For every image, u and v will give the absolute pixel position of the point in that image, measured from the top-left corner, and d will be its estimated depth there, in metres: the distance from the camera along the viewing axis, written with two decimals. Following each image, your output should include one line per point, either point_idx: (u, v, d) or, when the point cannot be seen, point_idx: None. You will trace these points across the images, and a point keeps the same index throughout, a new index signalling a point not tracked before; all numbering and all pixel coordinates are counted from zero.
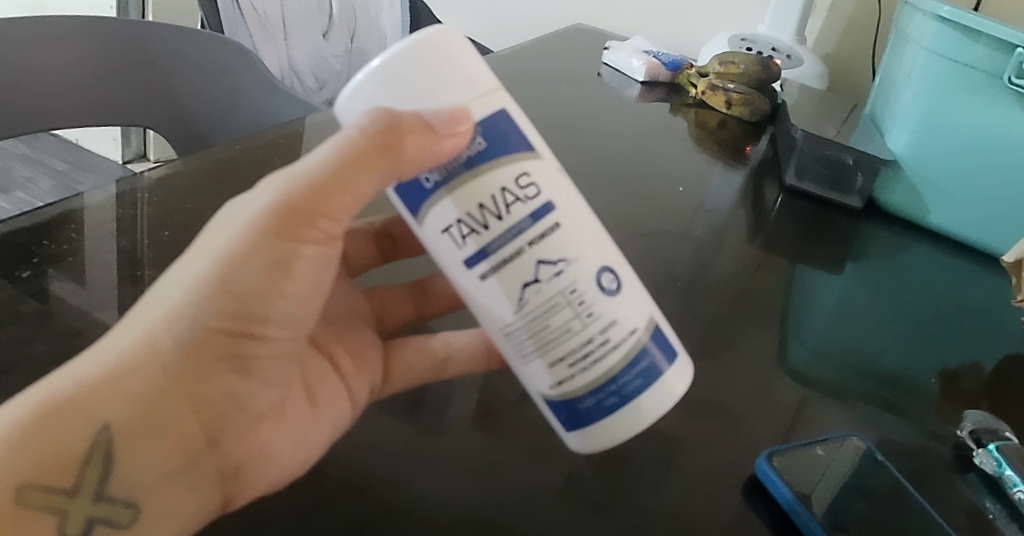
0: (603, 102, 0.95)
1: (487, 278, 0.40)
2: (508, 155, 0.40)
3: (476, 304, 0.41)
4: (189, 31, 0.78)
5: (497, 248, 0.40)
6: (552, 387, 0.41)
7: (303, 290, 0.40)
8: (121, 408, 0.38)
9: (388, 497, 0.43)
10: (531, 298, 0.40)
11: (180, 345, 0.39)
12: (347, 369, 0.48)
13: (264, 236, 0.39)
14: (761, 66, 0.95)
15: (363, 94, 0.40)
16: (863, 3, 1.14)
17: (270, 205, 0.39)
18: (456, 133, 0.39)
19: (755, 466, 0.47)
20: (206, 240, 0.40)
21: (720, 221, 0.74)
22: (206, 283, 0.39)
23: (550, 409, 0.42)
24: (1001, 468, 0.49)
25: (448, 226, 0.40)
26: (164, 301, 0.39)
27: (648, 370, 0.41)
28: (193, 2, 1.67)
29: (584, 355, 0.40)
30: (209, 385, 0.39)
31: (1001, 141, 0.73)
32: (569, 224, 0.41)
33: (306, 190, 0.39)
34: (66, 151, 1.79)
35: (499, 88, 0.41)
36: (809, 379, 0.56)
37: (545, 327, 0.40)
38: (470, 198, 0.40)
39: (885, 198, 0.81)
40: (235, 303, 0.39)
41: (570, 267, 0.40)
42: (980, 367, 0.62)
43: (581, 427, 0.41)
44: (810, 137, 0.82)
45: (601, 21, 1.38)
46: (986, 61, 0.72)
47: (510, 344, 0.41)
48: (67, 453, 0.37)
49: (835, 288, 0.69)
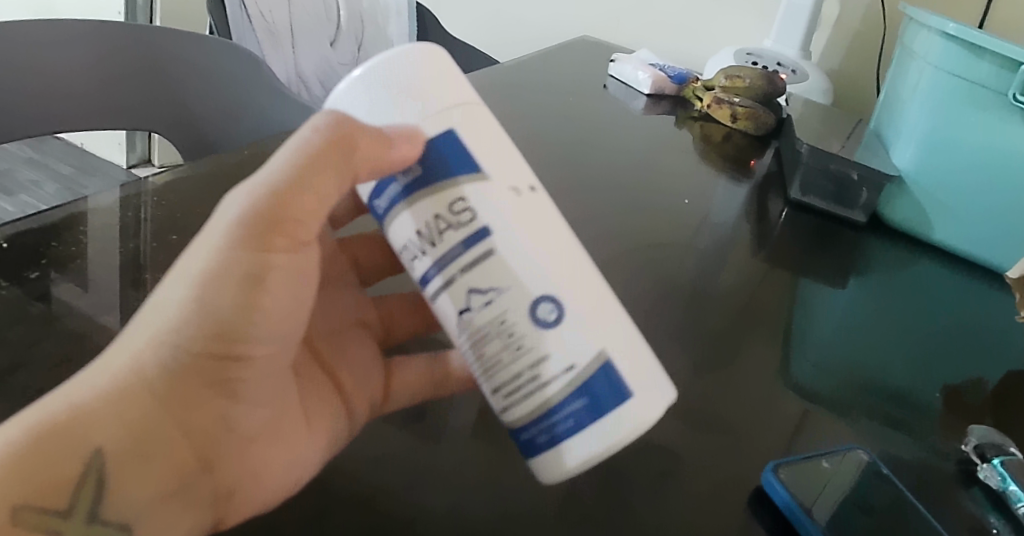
0: (609, 114, 0.95)
1: (433, 302, 0.41)
2: (452, 177, 0.40)
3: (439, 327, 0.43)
4: (197, 36, 0.79)
5: (434, 275, 0.41)
6: (499, 413, 0.42)
7: (283, 306, 0.40)
8: (113, 432, 0.37)
9: (393, 505, 0.43)
10: (467, 325, 0.41)
11: (167, 370, 0.38)
12: (352, 385, 0.47)
13: (232, 255, 0.38)
14: (766, 80, 0.96)
15: (335, 103, 0.42)
16: (869, 18, 1.15)
17: (234, 220, 0.39)
18: (404, 148, 0.40)
19: (762, 477, 0.47)
20: (184, 262, 0.40)
21: (724, 234, 0.74)
22: (188, 306, 0.39)
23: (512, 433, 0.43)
24: (1006, 483, 0.49)
25: (401, 249, 0.42)
26: (150, 327, 0.39)
27: (581, 412, 0.40)
28: (200, 8, 1.68)
29: (515, 387, 0.40)
30: (198, 410, 0.39)
31: (1005, 157, 0.73)
32: (504, 251, 0.40)
33: (257, 203, 0.39)
34: (73, 156, 1.80)
35: (469, 104, 0.41)
36: (813, 393, 0.56)
37: (482, 355, 0.41)
38: (418, 219, 0.41)
39: (890, 213, 0.81)
40: (216, 324, 0.38)
41: (500, 296, 0.40)
42: (984, 382, 0.62)
43: (529, 459, 0.42)
44: (815, 151, 0.82)
45: (607, 33, 1.39)
46: (992, 78, 0.72)
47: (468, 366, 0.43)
48: (59, 476, 0.37)
49: (839, 301, 0.69)
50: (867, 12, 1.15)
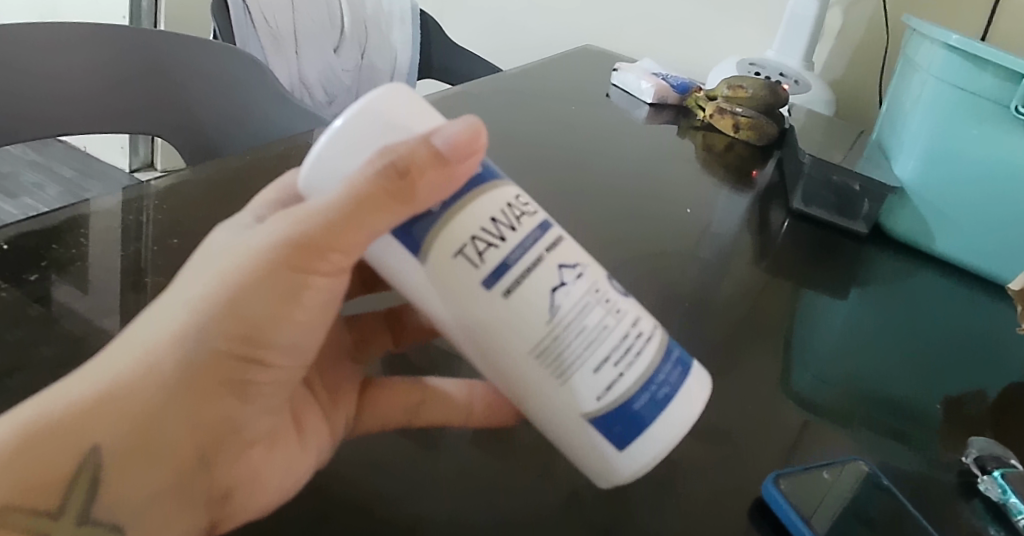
0: (612, 124, 0.96)
1: (511, 293, 0.39)
2: (502, 181, 0.41)
3: (506, 324, 0.39)
4: (202, 41, 0.79)
5: (517, 259, 0.39)
6: (599, 396, 0.40)
7: (311, 317, 0.39)
8: (117, 431, 0.36)
9: (393, 511, 0.43)
10: (562, 302, 0.39)
11: (182, 369, 0.37)
12: (327, 402, 0.46)
13: (284, 266, 0.37)
14: (768, 90, 0.96)
15: (336, 162, 0.39)
16: (871, 29, 1.15)
17: (285, 232, 0.38)
18: (468, 157, 0.39)
19: (761, 489, 0.47)
20: (211, 259, 0.39)
21: (725, 243, 0.74)
22: (214, 304, 0.37)
23: (597, 430, 0.40)
24: (1006, 495, 0.49)
25: (463, 246, 0.39)
26: (167, 321, 0.37)
27: (678, 360, 0.42)
28: (204, 14, 1.69)
29: (625, 350, 0.40)
30: (207, 412, 0.38)
31: (1007, 168, 0.73)
32: (569, 237, 0.41)
33: (324, 222, 0.37)
34: (75, 159, 1.80)
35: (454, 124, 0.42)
36: (814, 405, 0.56)
37: (583, 329, 0.40)
38: (479, 215, 0.39)
39: (892, 224, 0.82)
40: (243, 326, 0.37)
41: (586, 271, 0.41)
42: (984, 394, 0.62)
43: (634, 435, 0.40)
44: (816, 163, 0.82)
45: (610, 42, 1.39)
46: (993, 90, 0.72)
47: (546, 364, 0.40)
48: (53, 474, 0.36)
49: (840, 312, 0.69)
50: (870, 22, 1.15)
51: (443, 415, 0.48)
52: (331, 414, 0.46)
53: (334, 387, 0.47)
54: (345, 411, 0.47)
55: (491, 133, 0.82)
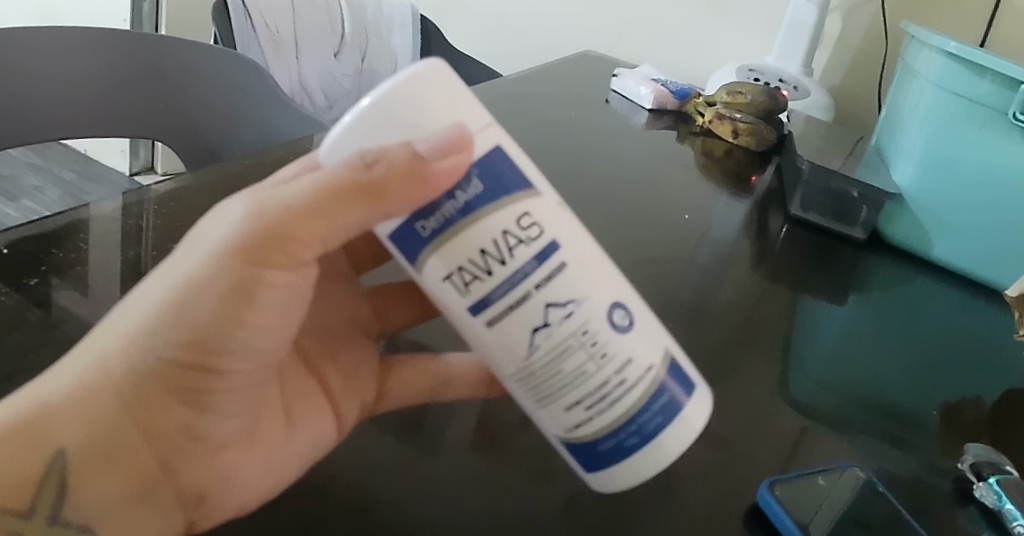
0: (611, 129, 0.96)
1: (492, 324, 0.39)
2: (509, 197, 0.39)
3: (488, 351, 0.40)
4: (203, 46, 0.79)
5: (502, 294, 0.39)
6: (568, 431, 0.41)
7: (267, 319, 0.39)
8: (74, 437, 0.38)
9: (390, 515, 0.43)
10: (542, 343, 0.39)
11: (135, 374, 0.38)
12: (342, 387, 0.48)
13: (238, 264, 0.37)
14: (768, 97, 0.96)
15: (351, 137, 0.38)
16: (871, 36, 1.16)
17: (230, 235, 0.38)
18: (450, 157, 0.37)
19: (756, 495, 0.47)
20: (171, 261, 0.39)
21: (723, 249, 0.75)
22: (166, 306, 0.38)
23: (568, 453, 0.42)
24: (1001, 501, 0.50)
25: (449, 274, 0.39)
26: (121, 327, 0.39)
27: (665, 406, 0.41)
28: (205, 18, 1.70)
29: (599, 397, 0.40)
30: (162, 418, 0.39)
31: (1006, 175, 0.73)
32: (575, 263, 0.39)
33: (282, 215, 0.37)
34: (75, 162, 1.81)
35: (493, 125, 0.39)
36: (811, 410, 0.56)
37: (560, 371, 0.39)
38: (467, 247, 0.38)
39: (889, 230, 0.82)
40: (192, 332, 0.38)
41: (579, 308, 0.39)
42: (981, 401, 0.62)
43: (600, 468, 0.41)
44: (815, 169, 0.83)
45: (610, 47, 1.40)
46: (991, 97, 0.73)
47: (523, 390, 0.41)
48: (21, 477, 0.38)
49: (837, 318, 0.69)
50: (869, 28, 1.16)
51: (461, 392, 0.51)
52: (342, 403, 0.48)
53: (348, 372, 0.49)
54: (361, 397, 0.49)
55: None
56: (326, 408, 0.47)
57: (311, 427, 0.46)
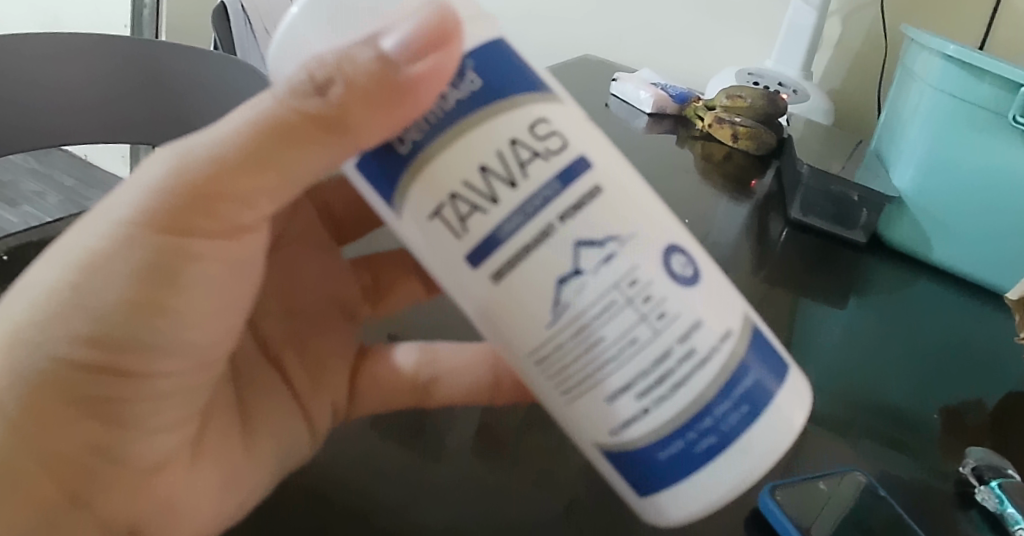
0: (611, 133, 0.96)
1: (501, 279, 0.38)
2: (519, 102, 0.38)
3: (512, 323, 0.39)
4: (200, 50, 0.76)
5: (511, 231, 0.38)
6: (614, 430, 0.39)
7: (195, 302, 0.39)
8: None
9: (392, 521, 0.43)
10: (577, 298, 0.38)
11: (31, 384, 0.38)
12: (308, 391, 0.49)
13: (163, 225, 0.37)
14: (767, 100, 0.95)
15: (310, 26, 0.39)
16: (870, 39, 1.16)
17: (141, 205, 0.37)
18: (424, 56, 0.37)
19: (758, 499, 0.47)
20: (69, 242, 0.38)
21: (723, 253, 0.75)
22: (65, 299, 0.37)
23: (616, 468, 0.40)
24: (1003, 505, 0.50)
25: (439, 209, 0.38)
26: (14, 324, 0.38)
27: (746, 395, 0.39)
28: (205, 24, 1.70)
29: (660, 375, 0.38)
30: (64, 432, 0.38)
31: (1007, 178, 0.73)
32: (610, 187, 0.39)
33: (211, 163, 0.37)
34: (76, 168, 1.81)
35: (483, 16, 0.39)
36: (812, 412, 0.56)
37: (602, 338, 0.38)
38: (467, 163, 0.38)
39: (890, 234, 0.82)
40: (102, 330, 0.37)
41: (620, 251, 0.38)
42: (983, 404, 0.62)
43: (658, 485, 0.39)
44: (815, 173, 0.82)
45: (610, 52, 1.40)
46: (990, 100, 0.73)
47: (556, 374, 0.39)
48: None
49: (838, 321, 0.69)
50: (868, 32, 1.16)
51: (458, 395, 0.52)
52: (312, 402, 0.49)
53: (314, 369, 0.50)
54: (333, 397, 0.50)
55: None
56: (296, 416, 0.48)
57: (278, 437, 0.47)
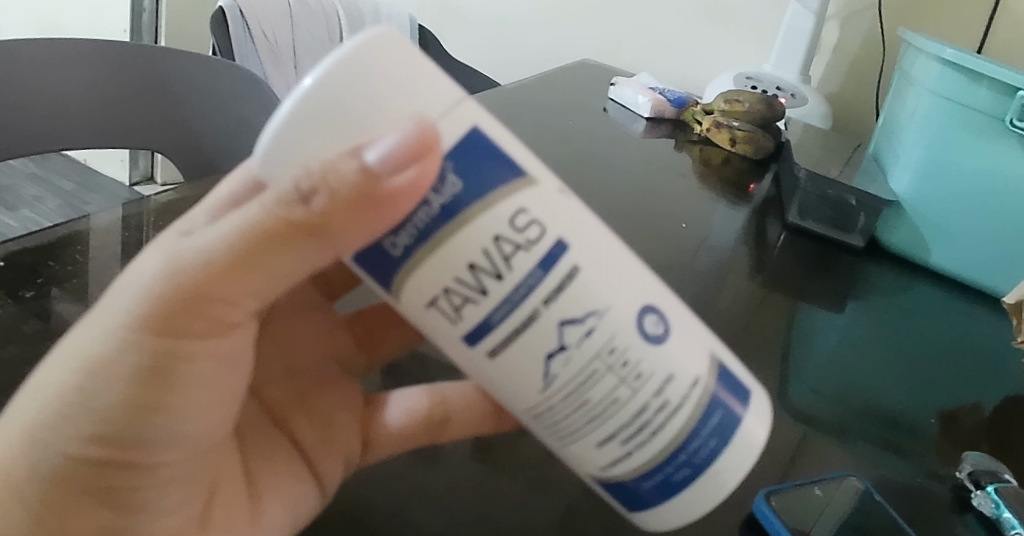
0: (609, 138, 0.96)
1: (497, 354, 0.36)
2: (499, 191, 0.35)
3: (503, 386, 0.37)
4: (198, 56, 0.78)
5: (502, 318, 0.35)
6: (604, 467, 0.38)
7: (194, 395, 0.34)
8: None
9: (386, 526, 0.43)
10: (562, 371, 0.36)
11: (37, 480, 0.33)
12: (317, 444, 0.44)
13: (161, 329, 0.32)
14: (765, 104, 0.96)
15: (291, 135, 0.34)
16: (868, 43, 1.16)
17: (132, 308, 0.32)
18: (415, 163, 0.33)
19: (754, 505, 0.47)
20: (68, 341, 0.34)
21: (723, 258, 0.74)
22: (65, 399, 0.33)
23: (604, 489, 0.39)
24: (999, 509, 0.49)
25: (435, 298, 0.35)
26: (18, 423, 0.33)
27: (720, 426, 0.38)
28: (204, 28, 1.71)
29: (639, 427, 0.37)
30: (76, 521, 0.34)
31: (1004, 182, 0.73)
32: (588, 264, 0.36)
33: (201, 270, 0.32)
34: (75, 172, 1.81)
35: (463, 100, 0.35)
36: (810, 418, 0.56)
37: (586, 401, 0.37)
38: (455, 262, 0.35)
39: (887, 238, 0.82)
40: (103, 424, 0.33)
41: (600, 323, 0.36)
42: (979, 407, 0.62)
43: (644, 507, 0.39)
44: (812, 177, 0.83)
45: (608, 56, 1.40)
46: (987, 103, 0.73)
47: (545, 426, 0.38)
48: None
49: (836, 326, 0.69)
50: (866, 36, 1.16)
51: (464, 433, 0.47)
52: (321, 463, 0.44)
53: (323, 425, 0.45)
54: (347, 451, 0.45)
55: None
56: (308, 479, 0.43)
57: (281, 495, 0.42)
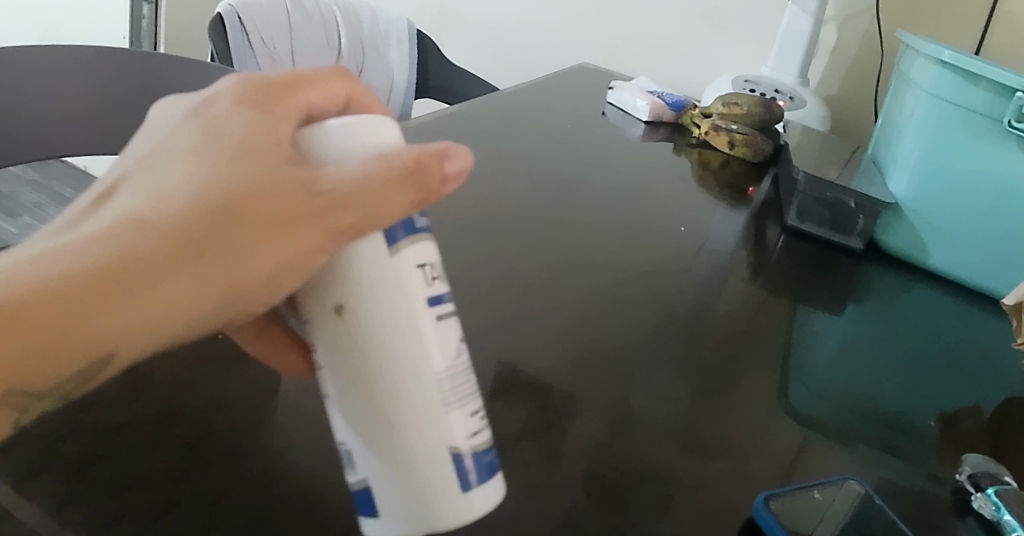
0: (608, 142, 0.96)
1: (444, 320, 0.36)
2: None
3: (420, 341, 0.36)
4: (197, 62, 0.78)
5: (449, 299, 0.37)
6: (464, 439, 0.36)
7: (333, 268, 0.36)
8: (134, 343, 0.32)
9: None
10: (464, 348, 0.37)
11: (216, 304, 0.33)
12: None
13: (293, 221, 0.33)
14: (763, 107, 0.96)
15: (342, 145, 0.35)
16: (866, 46, 1.16)
17: (340, 208, 0.33)
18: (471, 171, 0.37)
19: (753, 509, 0.47)
20: (277, 196, 0.33)
21: (722, 260, 0.75)
22: (267, 251, 0.33)
23: (450, 465, 0.36)
24: (1000, 512, 0.50)
25: (424, 264, 0.36)
26: (215, 253, 0.32)
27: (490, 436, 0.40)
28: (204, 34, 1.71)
29: (484, 411, 0.38)
30: (211, 328, 0.34)
31: (1004, 185, 0.73)
32: None
33: (364, 195, 0.33)
34: (75, 178, 1.81)
35: None
36: (810, 420, 0.56)
37: (469, 379, 0.37)
38: (431, 251, 0.37)
39: (886, 240, 0.82)
40: (282, 280, 0.34)
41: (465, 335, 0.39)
42: (980, 410, 0.62)
43: (479, 481, 0.36)
44: (811, 180, 0.83)
45: (606, 60, 1.40)
46: (986, 105, 0.72)
47: (441, 392, 0.36)
48: (57, 366, 0.31)
49: (836, 329, 0.69)
50: (864, 39, 1.16)
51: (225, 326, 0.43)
52: None
53: None
54: None
55: (485, 156, 0.83)
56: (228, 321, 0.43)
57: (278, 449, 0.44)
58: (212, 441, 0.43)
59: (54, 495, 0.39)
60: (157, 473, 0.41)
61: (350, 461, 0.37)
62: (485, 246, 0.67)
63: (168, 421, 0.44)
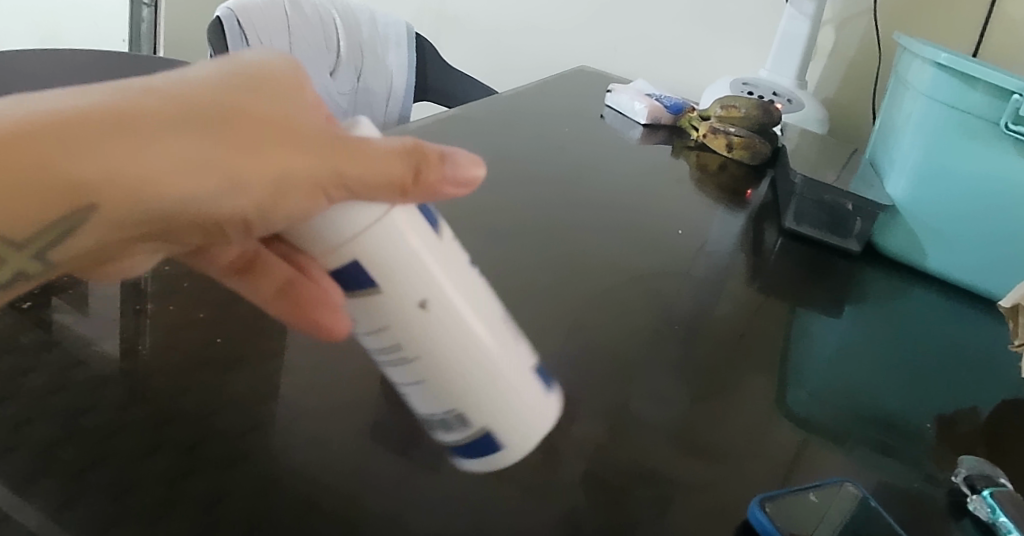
0: (607, 145, 0.96)
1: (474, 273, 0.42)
2: None
3: (471, 291, 0.41)
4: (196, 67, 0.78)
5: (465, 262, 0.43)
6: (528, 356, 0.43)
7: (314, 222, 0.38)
8: (112, 204, 0.33)
9: None
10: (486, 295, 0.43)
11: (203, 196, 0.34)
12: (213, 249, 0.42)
13: (301, 160, 0.35)
14: (761, 110, 0.96)
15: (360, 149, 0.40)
16: (863, 48, 1.16)
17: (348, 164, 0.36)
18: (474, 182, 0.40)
19: (747, 511, 0.47)
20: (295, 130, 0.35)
21: (720, 263, 0.75)
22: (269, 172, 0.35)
23: (536, 381, 0.42)
24: (995, 514, 0.50)
25: (447, 234, 0.42)
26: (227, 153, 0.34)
27: None
28: None
29: None
30: (181, 228, 0.35)
31: (1002, 187, 0.74)
32: None
33: (375, 165, 0.36)
34: None
35: None
36: (808, 422, 0.56)
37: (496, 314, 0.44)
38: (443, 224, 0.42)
39: (885, 242, 0.82)
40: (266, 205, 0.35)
41: None
42: (977, 412, 0.62)
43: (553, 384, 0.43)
44: (809, 183, 0.83)
45: (605, 63, 1.40)
46: (983, 107, 0.73)
47: (502, 326, 0.42)
48: (41, 200, 0.32)
49: (834, 331, 0.69)
50: (861, 42, 1.16)
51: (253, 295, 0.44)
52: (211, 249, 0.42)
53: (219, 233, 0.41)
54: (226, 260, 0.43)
55: (483, 159, 0.83)
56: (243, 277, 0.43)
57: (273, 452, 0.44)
58: (212, 444, 0.43)
59: (55, 498, 0.39)
60: (157, 475, 0.41)
61: (460, 421, 0.41)
62: (485, 249, 0.67)
63: (168, 424, 0.44)
